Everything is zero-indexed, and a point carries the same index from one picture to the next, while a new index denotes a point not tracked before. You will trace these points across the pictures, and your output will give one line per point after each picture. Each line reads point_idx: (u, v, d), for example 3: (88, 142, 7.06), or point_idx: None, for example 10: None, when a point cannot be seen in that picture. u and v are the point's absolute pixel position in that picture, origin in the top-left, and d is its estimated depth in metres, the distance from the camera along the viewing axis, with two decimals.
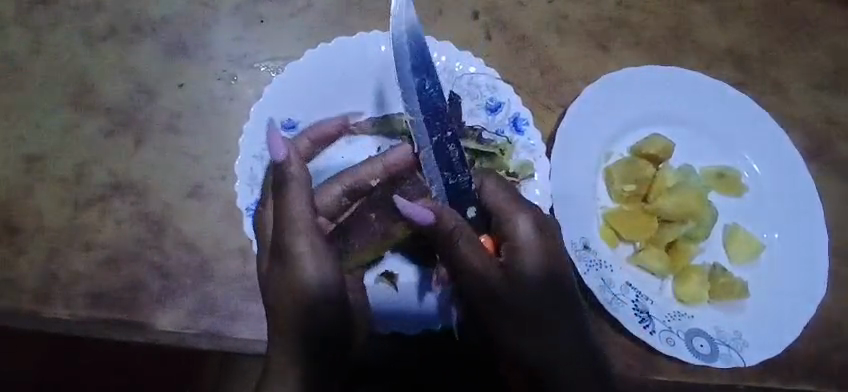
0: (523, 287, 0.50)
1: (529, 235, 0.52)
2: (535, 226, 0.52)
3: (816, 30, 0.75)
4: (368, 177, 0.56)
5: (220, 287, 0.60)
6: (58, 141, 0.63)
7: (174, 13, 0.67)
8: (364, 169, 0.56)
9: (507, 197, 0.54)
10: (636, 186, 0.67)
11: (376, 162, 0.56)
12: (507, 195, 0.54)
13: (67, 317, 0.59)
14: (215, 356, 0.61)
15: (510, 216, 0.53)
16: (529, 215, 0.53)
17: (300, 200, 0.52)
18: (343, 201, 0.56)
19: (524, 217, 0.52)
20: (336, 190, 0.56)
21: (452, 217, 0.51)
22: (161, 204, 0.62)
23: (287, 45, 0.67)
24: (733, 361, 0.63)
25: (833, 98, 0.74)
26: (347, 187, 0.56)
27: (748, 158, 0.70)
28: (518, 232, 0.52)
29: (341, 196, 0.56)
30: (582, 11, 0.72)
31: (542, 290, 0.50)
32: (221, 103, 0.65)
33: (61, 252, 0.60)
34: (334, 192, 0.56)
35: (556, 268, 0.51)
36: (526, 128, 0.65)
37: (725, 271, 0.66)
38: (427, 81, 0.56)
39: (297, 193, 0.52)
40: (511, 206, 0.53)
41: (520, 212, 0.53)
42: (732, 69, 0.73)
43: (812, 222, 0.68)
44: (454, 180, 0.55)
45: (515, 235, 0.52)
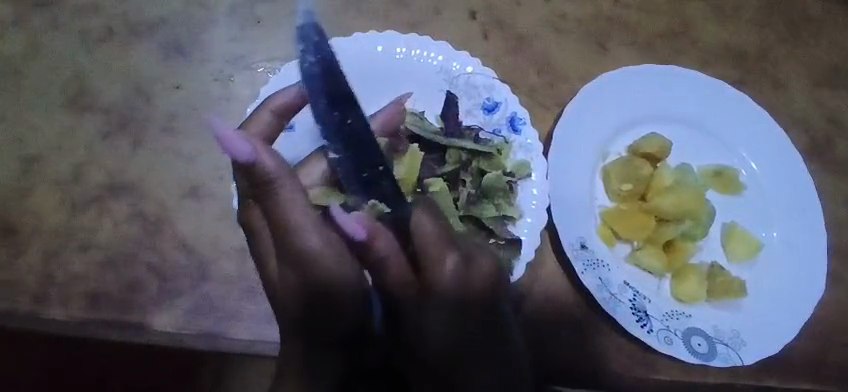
0: (435, 333, 0.42)
1: (453, 279, 0.42)
2: (488, 269, 0.44)
3: (814, 28, 0.75)
4: None
5: (216, 288, 0.60)
6: (56, 142, 0.63)
7: (171, 14, 0.67)
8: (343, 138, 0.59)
9: (438, 241, 0.43)
10: (634, 186, 0.66)
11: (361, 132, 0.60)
12: (436, 230, 0.43)
13: (64, 317, 0.59)
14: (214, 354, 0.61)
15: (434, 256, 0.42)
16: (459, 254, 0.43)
17: (292, 200, 0.44)
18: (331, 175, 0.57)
19: (455, 256, 0.43)
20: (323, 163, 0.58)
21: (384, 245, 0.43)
22: (158, 205, 0.62)
23: (284, 45, 0.67)
24: (732, 360, 0.62)
25: (831, 96, 0.74)
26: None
27: (745, 157, 0.70)
28: (442, 271, 0.42)
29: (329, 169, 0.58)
30: (578, 10, 0.72)
31: (459, 336, 0.43)
32: (217, 104, 0.65)
33: (59, 254, 0.60)
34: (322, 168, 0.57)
35: (481, 308, 0.43)
36: (523, 127, 0.65)
37: (722, 270, 0.66)
38: (348, 117, 0.53)
39: (284, 195, 0.44)
40: (445, 243, 0.43)
41: (477, 251, 0.45)
42: (730, 67, 0.73)
43: (809, 221, 0.68)
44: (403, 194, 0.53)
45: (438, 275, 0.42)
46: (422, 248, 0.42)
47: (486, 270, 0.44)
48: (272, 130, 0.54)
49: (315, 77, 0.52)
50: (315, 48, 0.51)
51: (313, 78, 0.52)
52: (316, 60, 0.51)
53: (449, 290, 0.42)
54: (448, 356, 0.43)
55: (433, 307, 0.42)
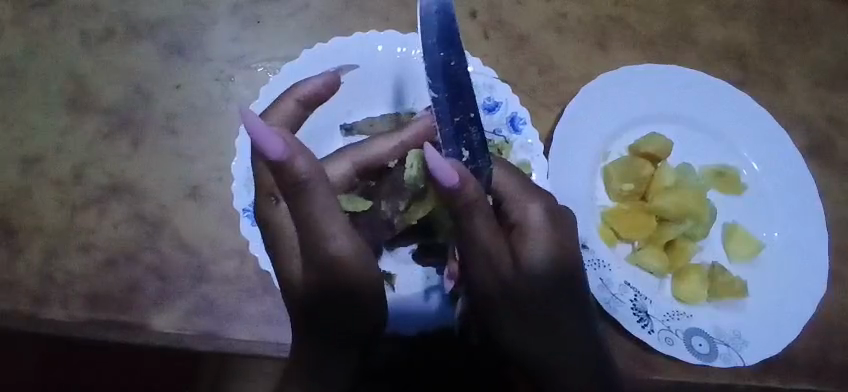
0: (527, 279, 0.46)
1: (543, 225, 0.47)
2: (545, 216, 0.48)
3: (815, 28, 0.75)
4: (386, 157, 0.55)
5: (216, 288, 0.60)
6: (55, 142, 0.63)
7: (171, 14, 0.67)
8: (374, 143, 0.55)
9: (519, 191, 0.49)
10: (634, 185, 0.66)
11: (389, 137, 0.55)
12: (518, 184, 0.50)
13: (63, 318, 0.59)
14: (213, 358, 0.61)
15: (520, 203, 0.48)
16: (542, 202, 0.49)
17: (322, 201, 0.42)
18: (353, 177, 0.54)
19: (538, 204, 0.48)
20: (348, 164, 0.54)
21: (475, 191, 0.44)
22: (158, 205, 0.62)
23: (284, 45, 0.67)
24: (732, 360, 0.62)
25: (832, 95, 0.73)
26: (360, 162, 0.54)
27: (747, 156, 0.70)
28: (527, 216, 0.48)
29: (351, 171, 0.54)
30: (579, 10, 0.72)
31: (555, 282, 0.47)
32: (217, 104, 0.65)
33: (58, 254, 0.60)
34: (345, 168, 0.54)
35: (571, 254, 0.48)
36: (523, 127, 0.65)
37: (723, 270, 0.66)
38: (452, 58, 0.50)
39: (320, 192, 0.42)
40: (520, 195, 0.49)
41: (529, 199, 0.49)
42: (731, 66, 0.72)
43: (812, 221, 0.68)
44: (473, 165, 0.49)
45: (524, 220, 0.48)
46: (487, 210, 0.45)
47: (545, 209, 0.48)
48: (293, 120, 0.51)
49: (429, 15, 0.49)
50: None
51: (429, 20, 0.49)
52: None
53: (544, 232, 0.47)
54: (542, 298, 0.47)
55: (529, 257, 0.46)
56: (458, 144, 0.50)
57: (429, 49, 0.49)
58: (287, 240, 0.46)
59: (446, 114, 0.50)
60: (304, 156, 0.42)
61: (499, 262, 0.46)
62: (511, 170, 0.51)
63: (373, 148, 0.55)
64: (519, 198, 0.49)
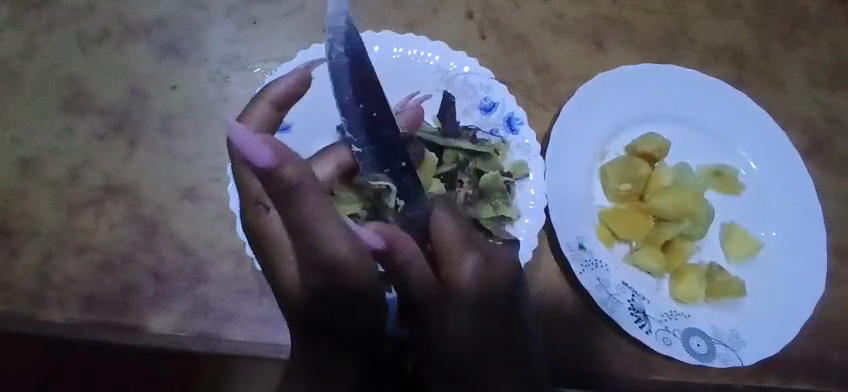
0: (452, 337, 0.46)
1: (472, 281, 0.45)
2: (477, 269, 0.45)
3: (813, 26, 0.74)
4: None
5: (214, 289, 0.60)
6: (52, 143, 0.63)
7: (167, 15, 0.67)
8: None
9: (456, 240, 0.46)
10: (632, 185, 0.66)
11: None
12: (457, 237, 0.46)
13: (60, 320, 0.59)
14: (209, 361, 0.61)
15: (453, 257, 0.45)
16: (475, 255, 0.46)
17: (314, 202, 0.42)
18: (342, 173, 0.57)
19: (472, 257, 0.46)
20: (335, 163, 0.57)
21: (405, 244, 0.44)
22: (155, 207, 0.62)
23: (280, 46, 0.67)
24: (731, 360, 0.62)
25: (831, 94, 0.73)
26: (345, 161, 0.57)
27: (744, 156, 0.70)
28: (460, 273, 0.45)
29: (340, 168, 0.57)
30: (576, 9, 0.71)
31: (477, 334, 0.46)
32: (213, 105, 0.65)
33: (55, 256, 0.60)
34: (332, 167, 0.56)
35: (499, 301, 0.46)
36: (520, 127, 0.65)
37: (721, 270, 0.65)
38: (372, 106, 0.54)
39: (311, 194, 0.42)
40: (456, 249, 0.45)
41: (464, 253, 0.45)
42: (728, 65, 0.72)
43: (810, 221, 0.68)
44: (412, 210, 0.52)
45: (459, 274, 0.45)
46: (417, 254, 0.44)
47: (475, 266, 0.45)
48: (271, 121, 0.54)
49: (340, 65, 0.54)
50: (343, 37, 0.53)
51: (342, 69, 0.54)
52: (345, 50, 0.53)
53: (469, 289, 0.45)
54: (470, 350, 0.46)
55: (453, 309, 0.44)
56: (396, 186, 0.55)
57: (344, 99, 0.54)
58: (279, 240, 0.48)
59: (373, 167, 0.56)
60: (293, 162, 0.42)
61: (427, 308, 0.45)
62: (452, 221, 0.47)
63: None
64: (450, 255, 0.45)
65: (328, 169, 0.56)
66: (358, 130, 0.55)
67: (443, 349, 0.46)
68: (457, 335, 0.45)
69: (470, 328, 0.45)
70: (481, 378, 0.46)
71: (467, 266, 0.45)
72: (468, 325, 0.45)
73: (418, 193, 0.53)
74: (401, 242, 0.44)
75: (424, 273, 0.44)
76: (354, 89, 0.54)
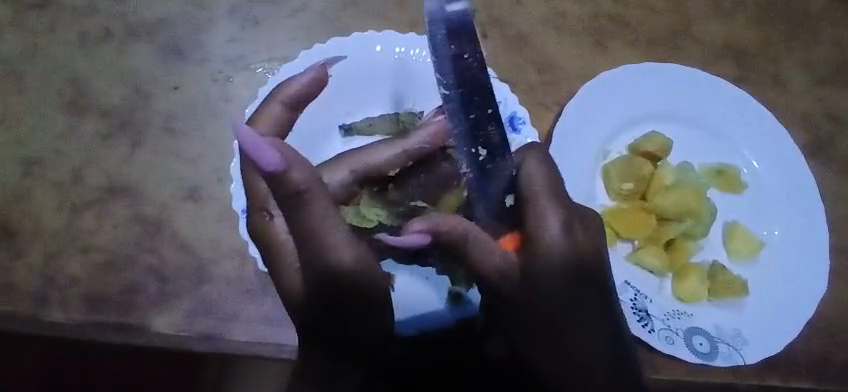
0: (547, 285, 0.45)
1: (559, 237, 0.45)
2: (564, 227, 0.45)
3: (817, 24, 0.74)
4: (386, 166, 0.56)
5: (217, 289, 0.60)
6: (55, 144, 0.63)
7: (168, 15, 0.67)
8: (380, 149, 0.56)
9: (538, 194, 0.46)
10: (635, 185, 0.66)
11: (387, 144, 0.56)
12: (540, 188, 0.46)
13: (65, 320, 0.59)
14: (215, 359, 0.61)
15: (540, 211, 0.45)
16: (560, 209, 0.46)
17: (322, 210, 0.42)
18: (355, 182, 0.55)
19: (556, 210, 0.45)
20: (351, 170, 0.55)
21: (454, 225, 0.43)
22: (158, 207, 0.62)
23: (282, 45, 0.67)
24: (733, 359, 0.62)
25: (833, 93, 0.73)
26: (361, 168, 0.55)
27: (747, 155, 0.70)
28: (546, 230, 0.45)
29: (355, 178, 0.55)
30: (578, 8, 0.71)
31: (568, 289, 0.45)
32: (216, 105, 0.65)
33: (59, 256, 0.60)
34: (346, 175, 0.55)
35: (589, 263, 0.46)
36: (522, 126, 0.65)
37: (724, 269, 0.65)
38: (465, 51, 0.48)
39: (318, 202, 0.41)
40: (538, 205, 0.45)
41: (547, 208, 0.45)
42: (730, 64, 0.72)
43: (812, 219, 0.68)
44: (491, 164, 0.49)
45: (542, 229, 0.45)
46: (480, 235, 0.44)
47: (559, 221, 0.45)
48: (283, 125, 0.50)
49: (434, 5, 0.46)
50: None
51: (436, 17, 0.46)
52: None
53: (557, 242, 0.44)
54: (557, 311, 0.45)
55: (537, 266, 0.44)
56: (475, 143, 0.49)
57: (438, 46, 0.47)
58: (283, 245, 0.46)
59: (461, 114, 0.49)
60: (301, 166, 0.41)
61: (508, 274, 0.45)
62: (540, 175, 0.47)
63: (377, 157, 0.56)
64: (537, 207, 0.45)
65: (342, 176, 0.55)
66: (445, 74, 0.48)
67: (525, 310, 0.46)
68: (544, 295, 0.45)
69: (558, 284, 0.45)
70: (573, 336, 0.46)
71: (551, 223, 0.45)
72: (557, 279, 0.44)
73: (504, 149, 0.50)
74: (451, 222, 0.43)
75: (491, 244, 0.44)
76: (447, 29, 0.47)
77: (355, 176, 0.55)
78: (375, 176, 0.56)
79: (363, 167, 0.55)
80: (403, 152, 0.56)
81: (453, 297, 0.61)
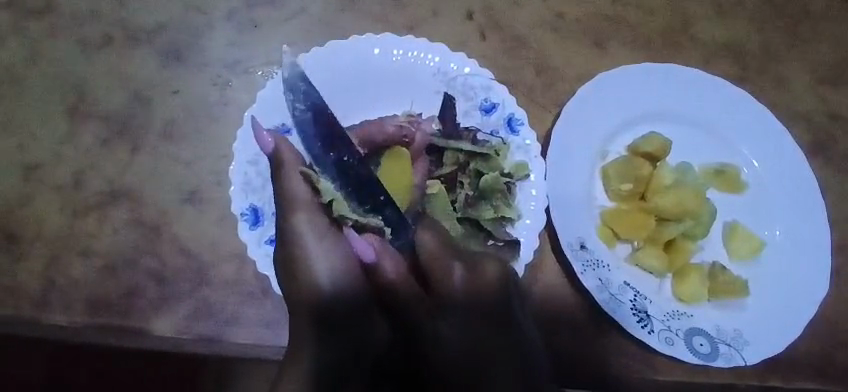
0: (453, 309, 0.54)
1: (461, 283, 0.55)
2: (464, 277, 0.55)
3: (814, 24, 0.74)
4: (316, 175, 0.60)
5: (216, 292, 0.60)
6: (56, 148, 0.64)
7: (168, 20, 0.67)
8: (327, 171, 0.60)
9: (440, 251, 0.56)
10: (633, 185, 0.66)
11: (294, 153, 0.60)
12: (437, 246, 0.56)
13: (64, 324, 0.59)
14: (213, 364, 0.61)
15: (445, 266, 0.55)
16: (460, 262, 0.56)
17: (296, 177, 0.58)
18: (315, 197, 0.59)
19: (457, 265, 0.56)
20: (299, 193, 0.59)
21: (391, 264, 0.56)
22: (158, 211, 0.62)
23: (282, 49, 0.68)
24: (733, 359, 0.62)
25: (833, 91, 0.73)
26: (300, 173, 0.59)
27: (746, 154, 0.69)
28: (451, 281, 0.55)
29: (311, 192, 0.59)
30: (576, 9, 0.71)
31: (472, 337, 0.53)
32: (216, 109, 0.65)
33: (60, 260, 0.61)
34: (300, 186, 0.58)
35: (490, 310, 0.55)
36: (521, 128, 0.65)
37: (725, 269, 0.65)
38: (344, 155, 0.61)
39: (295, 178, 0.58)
40: (442, 258, 0.56)
41: (450, 262, 0.56)
42: (730, 64, 0.72)
43: (811, 219, 0.68)
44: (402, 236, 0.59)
45: (450, 284, 0.55)
46: (408, 281, 0.55)
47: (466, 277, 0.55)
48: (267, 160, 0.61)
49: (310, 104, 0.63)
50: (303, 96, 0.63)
51: (307, 123, 0.62)
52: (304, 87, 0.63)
53: (458, 286, 0.55)
54: (467, 356, 0.53)
55: (449, 311, 0.54)
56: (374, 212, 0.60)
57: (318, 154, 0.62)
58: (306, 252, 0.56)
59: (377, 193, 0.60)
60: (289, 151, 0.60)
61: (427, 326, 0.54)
62: (433, 237, 0.57)
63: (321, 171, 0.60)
64: (443, 262, 0.55)
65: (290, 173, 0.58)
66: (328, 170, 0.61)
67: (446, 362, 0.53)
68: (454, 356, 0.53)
69: (461, 333, 0.53)
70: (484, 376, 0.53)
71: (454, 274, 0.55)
72: (460, 329, 0.53)
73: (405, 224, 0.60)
74: (391, 259, 0.56)
75: (409, 289, 0.55)
76: (322, 141, 0.62)
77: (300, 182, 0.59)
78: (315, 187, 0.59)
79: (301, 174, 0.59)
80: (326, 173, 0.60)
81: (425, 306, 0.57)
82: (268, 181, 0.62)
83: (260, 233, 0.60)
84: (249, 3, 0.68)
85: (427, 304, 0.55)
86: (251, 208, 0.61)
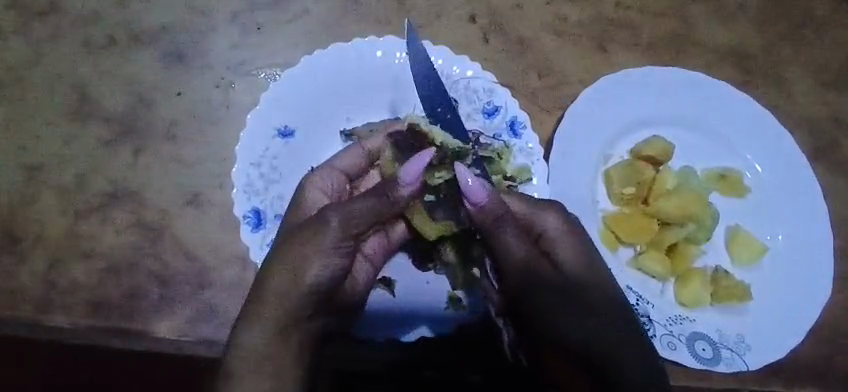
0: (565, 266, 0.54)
1: (553, 233, 0.55)
2: (560, 224, 0.55)
3: (819, 28, 0.74)
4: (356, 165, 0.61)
5: (217, 294, 0.61)
6: (57, 149, 0.64)
7: (172, 22, 0.67)
8: (343, 160, 0.60)
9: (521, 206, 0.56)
10: (635, 189, 0.66)
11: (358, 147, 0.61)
12: (518, 203, 0.56)
13: (66, 325, 0.59)
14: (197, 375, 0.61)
15: (535, 218, 0.55)
16: (554, 211, 0.56)
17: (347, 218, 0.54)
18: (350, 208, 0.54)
19: (551, 214, 0.56)
20: (336, 179, 0.60)
21: (500, 203, 0.53)
22: (159, 212, 0.62)
23: (285, 51, 0.68)
24: (735, 364, 0.62)
25: (836, 96, 0.73)
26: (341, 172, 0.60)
27: (749, 159, 0.69)
28: (548, 227, 0.55)
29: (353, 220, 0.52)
30: (579, 12, 0.71)
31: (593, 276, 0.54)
32: (219, 111, 0.65)
33: (62, 261, 0.61)
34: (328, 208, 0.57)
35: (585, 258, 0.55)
36: (523, 131, 0.65)
37: (727, 274, 0.65)
38: None
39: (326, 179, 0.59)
40: (538, 207, 0.56)
41: (544, 210, 0.56)
42: (734, 68, 0.72)
43: (812, 222, 0.68)
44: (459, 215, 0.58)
45: (547, 232, 0.55)
46: (513, 221, 0.53)
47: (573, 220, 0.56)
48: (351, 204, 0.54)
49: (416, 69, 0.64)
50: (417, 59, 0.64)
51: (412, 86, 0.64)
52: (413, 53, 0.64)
53: (557, 233, 0.55)
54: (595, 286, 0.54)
55: (561, 257, 0.54)
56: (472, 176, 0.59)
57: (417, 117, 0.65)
58: (309, 255, 0.51)
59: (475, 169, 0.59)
60: (351, 160, 0.61)
61: (546, 277, 0.53)
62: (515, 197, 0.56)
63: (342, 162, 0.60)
64: (536, 213, 0.56)
65: (323, 201, 0.58)
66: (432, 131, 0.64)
67: (569, 291, 0.53)
68: (567, 307, 0.53)
69: (579, 269, 0.54)
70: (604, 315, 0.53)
71: (546, 225, 0.55)
72: (577, 262, 0.54)
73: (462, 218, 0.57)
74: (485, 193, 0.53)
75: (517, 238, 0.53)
76: None
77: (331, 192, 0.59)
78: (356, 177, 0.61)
79: (360, 152, 0.61)
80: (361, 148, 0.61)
81: (453, 301, 0.62)
82: (271, 184, 0.62)
83: (262, 235, 0.60)
84: (253, 4, 0.68)
85: (533, 251, 0.54)
86: (253, 211, 0.61)
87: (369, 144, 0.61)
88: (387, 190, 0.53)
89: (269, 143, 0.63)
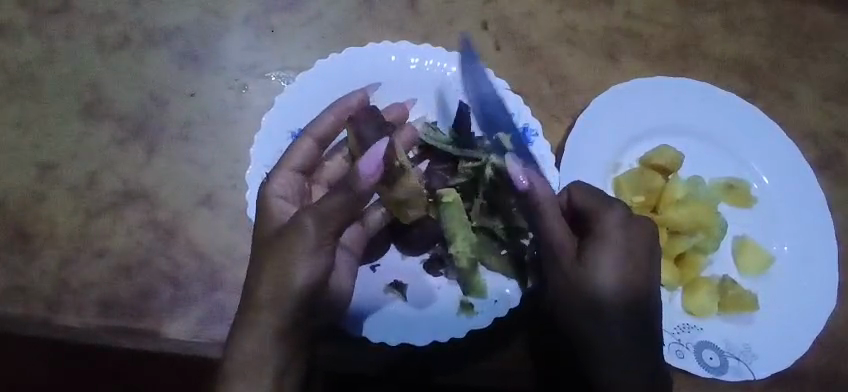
0: (604, 269, 0.53)
1: (616, 231, 0.53)
2: (620, 222, 0.54)
3: (825, 40, 0.75)
4: (308, 154, 0.60)
5: (229, 296, 0.60)
6: (69, 148, 0.64)
7: (185, 22, 0.67)
8: (294, 152, 0.59)
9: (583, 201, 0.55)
10: (645, 198, 0.67)
11: (308, 139, 0.59)
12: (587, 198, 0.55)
13: (78, 324, 0.59)
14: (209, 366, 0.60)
15: (598, 216, 0.54)
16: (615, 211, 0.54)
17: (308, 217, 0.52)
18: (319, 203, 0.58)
19: (612, 213, 0.54)
20: (288, 177, 0.59)
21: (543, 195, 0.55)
22: (172, 212, 0.62)
23: (297, 54, 0.68)
24: (743, 373, 0.63)
25: (841, 107, 0.74)
26: (297, 169, 0.59)
27: (757, 170, 0.70)
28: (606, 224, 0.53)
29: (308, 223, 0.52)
30: (590, 21, 0.72)
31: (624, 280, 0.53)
32: (232, 112, 0.65)
33: (73, 261, 0.61)
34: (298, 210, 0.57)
35: (629, 262, 0.53)
36: (535, 139, 0.64)
37: (734, 283, 0.66)
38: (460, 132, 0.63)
39: (278, 180, 0.58)
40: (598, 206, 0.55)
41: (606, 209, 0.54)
42: (741, 80, 0.73)
43: (818, 232, 0.68)
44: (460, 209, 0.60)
45: (602, 228, 0.54)
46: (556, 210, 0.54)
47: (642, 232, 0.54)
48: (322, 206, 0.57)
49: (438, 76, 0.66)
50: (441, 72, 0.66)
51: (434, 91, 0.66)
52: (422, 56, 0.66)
53: (612, 234, 0.53)
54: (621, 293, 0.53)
55: (599, 259, 0.53)
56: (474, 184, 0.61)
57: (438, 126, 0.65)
58: (299, 255, 0.52)
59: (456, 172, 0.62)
60: (301, 150, 0.59)
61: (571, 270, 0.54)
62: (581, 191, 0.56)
63: (294, 159, 0.59)
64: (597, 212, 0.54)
65: (287, 204, 0.57)
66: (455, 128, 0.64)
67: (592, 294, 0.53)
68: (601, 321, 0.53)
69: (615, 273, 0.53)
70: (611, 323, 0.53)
71: (605, 221, 0.54)
72: (615, 267, 0.53)
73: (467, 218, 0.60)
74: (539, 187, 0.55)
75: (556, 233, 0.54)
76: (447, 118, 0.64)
77: (293, 189, 0.58)
78: (310, 167, 0.60)
79: (312, 144, 0.60)
80: (312, 140, 0.60)
81: (464, 307, 0.61)
82: None
83: None
84: (266, 6, 0.69)
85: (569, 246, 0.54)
86: None
87: (317, 132, 0.60)
88: (352, 183, 0.52)
89: (282, 147, 0.63)
